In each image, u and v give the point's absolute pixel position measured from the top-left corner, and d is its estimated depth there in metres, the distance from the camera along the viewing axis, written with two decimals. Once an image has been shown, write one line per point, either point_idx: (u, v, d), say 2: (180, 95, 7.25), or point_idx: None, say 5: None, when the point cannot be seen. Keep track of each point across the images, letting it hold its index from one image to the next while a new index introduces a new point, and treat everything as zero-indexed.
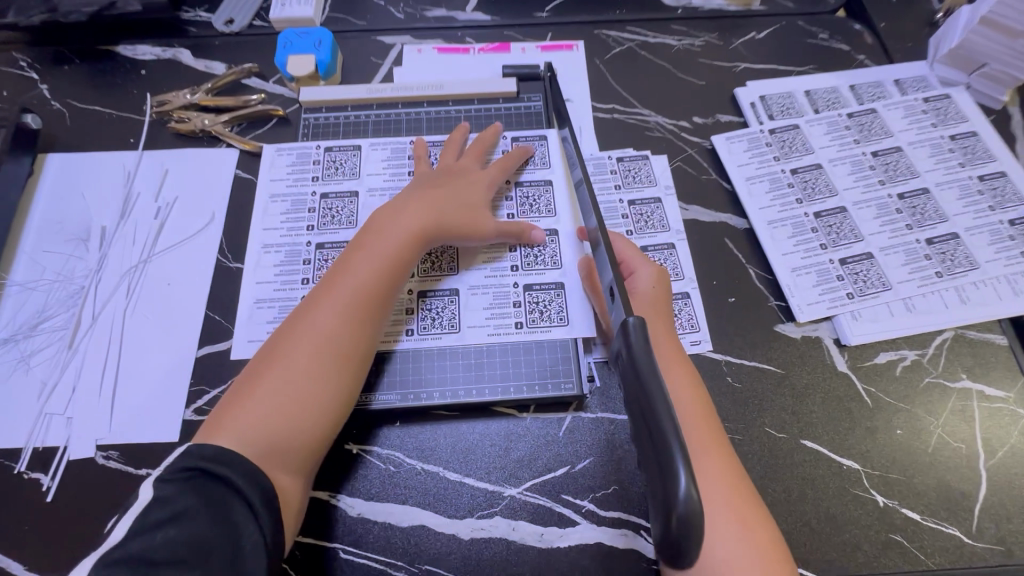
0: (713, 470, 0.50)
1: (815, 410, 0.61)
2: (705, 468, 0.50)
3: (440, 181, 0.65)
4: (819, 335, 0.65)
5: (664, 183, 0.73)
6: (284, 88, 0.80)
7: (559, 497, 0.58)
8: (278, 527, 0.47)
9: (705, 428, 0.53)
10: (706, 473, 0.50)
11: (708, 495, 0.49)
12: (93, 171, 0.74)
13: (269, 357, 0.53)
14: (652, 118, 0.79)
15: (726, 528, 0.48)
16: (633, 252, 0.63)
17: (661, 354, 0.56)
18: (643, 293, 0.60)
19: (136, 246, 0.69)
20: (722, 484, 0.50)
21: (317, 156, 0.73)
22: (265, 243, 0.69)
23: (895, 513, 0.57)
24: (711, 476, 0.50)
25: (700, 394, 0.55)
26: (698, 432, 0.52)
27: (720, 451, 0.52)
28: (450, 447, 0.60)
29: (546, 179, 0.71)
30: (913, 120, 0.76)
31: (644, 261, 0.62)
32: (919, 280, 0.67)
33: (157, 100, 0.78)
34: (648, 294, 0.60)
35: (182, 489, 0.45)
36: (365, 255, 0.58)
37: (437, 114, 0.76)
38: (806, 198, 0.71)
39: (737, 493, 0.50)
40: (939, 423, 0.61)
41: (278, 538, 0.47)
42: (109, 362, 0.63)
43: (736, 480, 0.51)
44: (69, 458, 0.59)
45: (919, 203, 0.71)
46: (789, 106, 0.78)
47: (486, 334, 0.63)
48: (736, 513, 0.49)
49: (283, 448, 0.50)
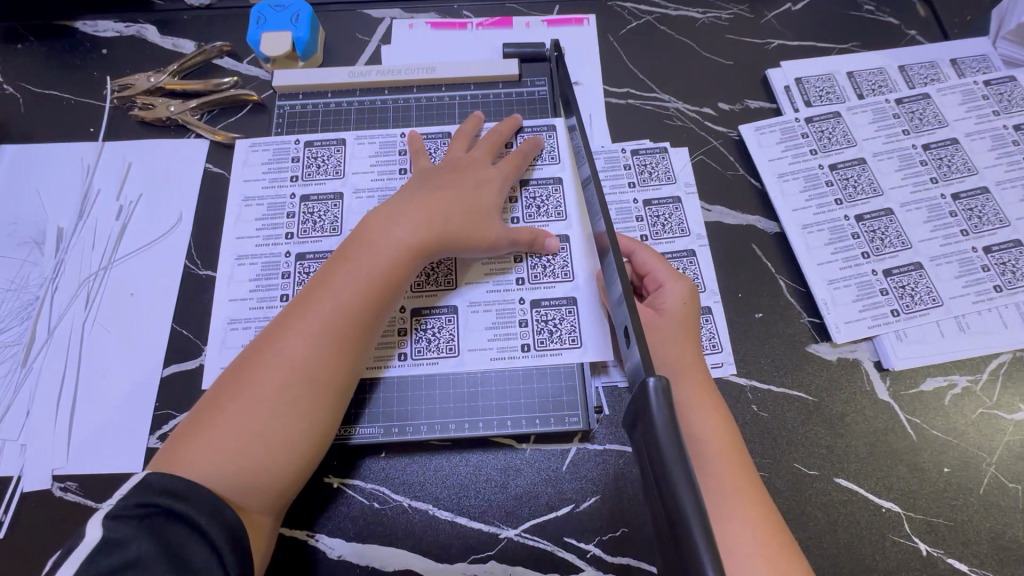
0: (740, 518, 0.44)
1: (851, 444, 0.54)
2: (727, 518, 0.44)
3: (445, 178, 0.56)
4: (858, 357, 0.58)
5: (684, 180, 0.65)
6: (259, 70, 0.72)
7: (560, 540, 0.52)
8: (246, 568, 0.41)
9: (733, 471, 0.46)
10: (730, 523, 0.44)
11: (735, 551, 0.43)
12: (49, 164, 0.67)
13: (235, 383, 0.46)
14: (671, 105, 0.70)
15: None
16: (659, 264, 0.55)
17: (682, 382, 0.49)
18: (671, 312, 0.52)
19: (96, 250, 0.63)
20: (753, 538, 0.43)
21: (296, 152, 0.65)
22: (241, 254, 0.61)
23: (941, 563, 0.51)
24: (740, 530, 0.43)
25: (725, 424, 0.48)
26: (725, 477, 0.45)
27: (752, 497, 0.45)
28: (441, 482, 0.54)
29: (556, 177, 0.63)
30: (972, 107, 0.67)
31: (676, 275, 0.54)
32: (975, 294, 0.59)
33: (118, 83, 0.70)
34: (678, 313, 0.52)
35: (135, 530, 0.38)
36: (350, 268, 0.50)
37: (429, 100, 0.68)
38: (846, 198, 0.63)
39: (772, 550, 0.43)
40: (993, 460, 0.54)
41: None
42: (66, 382, 0.57)
43: (770, 530, 0.44)
44: (23, 489, 0.53)
45: (977, 205, 0.62)
46: (829, 90, 0.69)
47: (489, 358, 0.56)
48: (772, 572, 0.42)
49: (248, 488, 0.44)
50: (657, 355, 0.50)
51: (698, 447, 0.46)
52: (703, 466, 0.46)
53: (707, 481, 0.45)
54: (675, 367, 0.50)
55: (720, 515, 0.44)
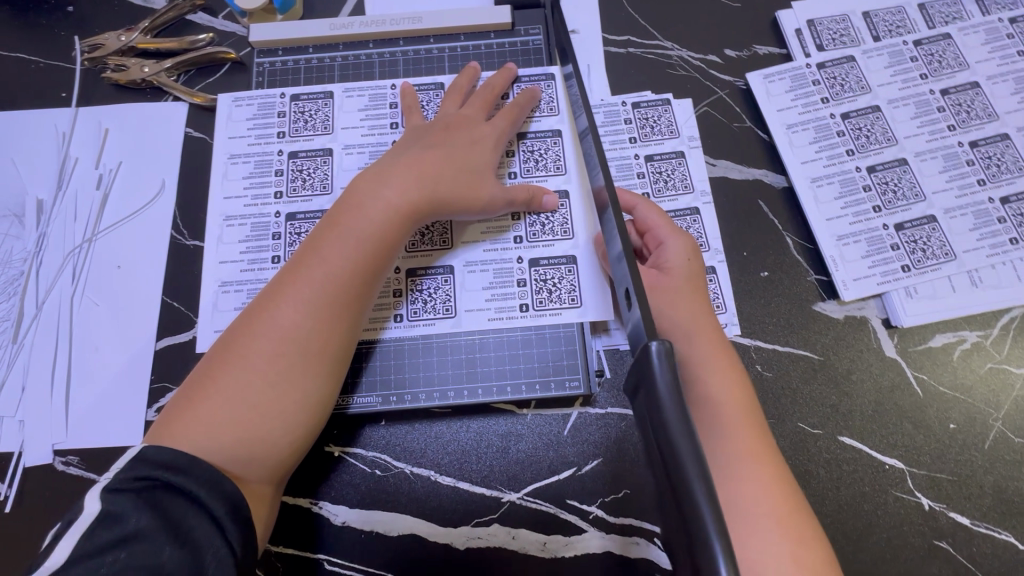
0: (758, 481, 0.43)
1: (857, 403, 0.54)
2: (743, 481, 0.43)
3: (436, 135, 0.54)
4: (865, 315, 0.56)
5: (688, 134, 0.61)
6: (236, 25, 0.67)
7: (563, 502, 0.52)
8: (247, 537, 0.41)
9: (749, 432, 0.45)
10: (746, 485, 0.43)
11: (751, 514, 0.42)
12: (22, 133, 0.63)
13: (227, 354, 0.45)
14: (675, 52, 0.66)
15: (780, 552, 0.41)
16: (664, 222, 0.53)
17: (698, 343, 0.48)
18: (675, 271, 0.50)
19: (79, 222, 0.61)
20: (767, 500, 0.43)
21: (281, 106, 0.61)
22: (229, 214, 0.58)
23: (943, 517, 0.51)
24: (754, 492, 0.43)
25: (742, 387, 0.47)
26: (740, 438, 0.45)
27: (767, 459, 0.45)
28: (442, 449, 0.54)
29: (555, 129, 0.60)
30: (996, 47, 0.63)
31: (675, 230, 0.52)
32: (990, 247, 0.56)
33: (88, 43, 0.66)
34: (682, 272, 0.50)
35: (133, 504, 0.37)
36: (339, 233, 0.48)
37: (417, 53, 0.64)
38: (858, 148, 0.60)
39: (787, 513, 0.43)
40: (1000, 414, 0.53)
41: (246, 549, 0.40)
42: (59, 357, 0.56)
43: (784, 494, 0.43)
44: (25, 464, 0.53)
45: (996, 152, 0.59)
46: (843, 32, 0.64)
47: (487, 320, 0.55)
48: (783, 532, 0.42)
49: (248, 458, 0.43)
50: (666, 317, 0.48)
51: (713, 408, 0.45)
52: (716, 427, 0.45)
53: (722, 442, 0.44)
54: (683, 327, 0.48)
55: (734, 476, 0.43)
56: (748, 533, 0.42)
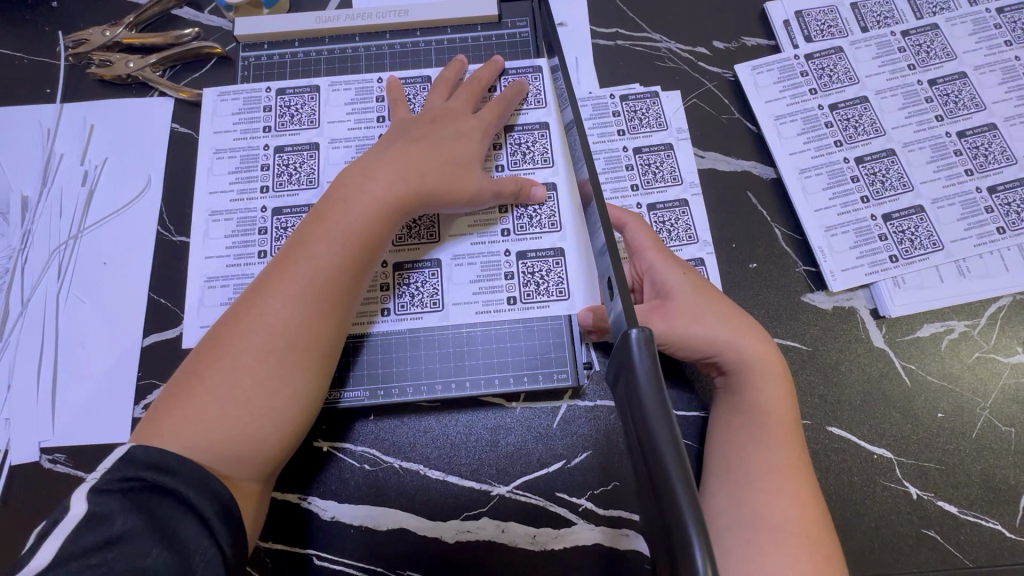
0: (789, 495, 0.44)
1: (845, 393, 0.54)
2: (774, 494, 0.45)
3: (423, 130, 0.53)
4: (854, 305, 0.56)
5: (677, 126, 0.61)
6: (222, 20, 0.67)
7: (552, 495, 0.52)
8: (233, 534, 0.41)
9: (789, 448, 0.46)
10: (777, 500, 0.44)
11: (773, 526, 0.43)
12: (5, 129, 0.63)
13: (214, 351, 0.44)
14: (663, 45, 0.65)
15: (800, 568, 0.42)
16: (655, 247, 0.51)
17: (752, 351, 0.48)
18: (675, 292, 0.49)
19: (65, 218, 0.60)
20: (794, 515, 0.44)
21: (267, 101, 0.61)
22: (214, 209, 0.58)
23: (931, 506, 0.51)
24: (780, 506, 0.44)
25: (791, 401, 0.48)
26: (778, 453, 0.46)
27: (802, 476, 0.46)
28: (432, 444, 0.53)
29: (542, 122, 0.60)
30: (982, 37, 0.63)
31: (665, 253, 0.51)
32: (978, 236, 0.57)
33: (72, 38, 0.65)
34: (686, 290, 0.49)
35: (120, 504, 0.37)
36: (326, 228, 0.47)
37: (403, 46, 0.63)
38: (847, 139, 0.60)
39: (813, 530, 0.44)
40: (988, 404, 0.53)
41: (235, 548, 0.41)
42: (44, 355, 0.56)
43: (812, 512, 0.44)
44: (11, 463, 0.53)
45: (983, 142, 0.59)
46: (832, 23, 0.64)
47: (474, 313, 0.55)
48: (809, 551, 0.43)
49: (236, 456, 0.42)
50: (709, 327, 0.48)
51: (760, 417, 0.47)
52: (764, 435, 0.47)
53: (762, 455, 0.46)
54: (736, 336, 0.48)
55: (767, 490, 0.45)
56: (772, 545, 0.43)
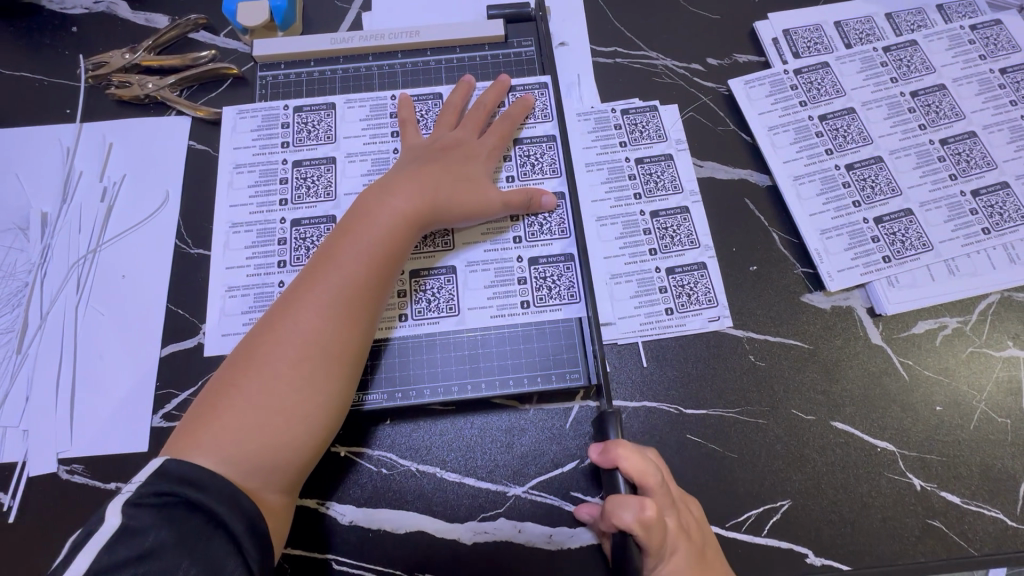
0: None
1: (847, 390, 0.56)
2: None
3: (438, 151, 0.56)
4: (851, 304, 0.59)
5: (675, 138, 0.64)
6: (237, 43, 0.70)
7: (568, 494, 0.53)
8: (265, 552, 0.41)
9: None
10: None
11: None
12: (27, 148, 0.64)
13: (248, 360, 0.46)
14: (660, 62, 0.69)
15: None
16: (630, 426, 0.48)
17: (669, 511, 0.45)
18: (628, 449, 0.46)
19: (83, 233, 0.62)
20: None
21: (285, 118, 0.64)
22: (235, 222, 0.60)
23: (934, 496, 0.52)
24: None
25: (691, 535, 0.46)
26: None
27: None
28: (448, 446, 0.54)
29: (549, 134, 0.62)
30: (959, 52, 0.67)
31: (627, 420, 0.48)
32: (964, 237, 0.59)
33: (92, 61, 0.68)
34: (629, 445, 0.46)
35: (153, 518, 0.38)
36: (353, 240, 0.50)
37: (414, 65, 0.66)
38: (837, 147, 0.63)
39: None
40: (983, 397, 0.55)
41: (264, 565, 0.41)
42: (63, 367, 0.57)
43: None
44: (29, 475, 0.53)
45: (965, 148, 0.63)
46: (817, 40, 0.68)
47: (489, 317, 0.57)
48: None
49: (270, 463, 0.43)
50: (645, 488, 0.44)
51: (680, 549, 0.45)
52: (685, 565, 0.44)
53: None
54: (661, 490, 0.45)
55: None
56: None
